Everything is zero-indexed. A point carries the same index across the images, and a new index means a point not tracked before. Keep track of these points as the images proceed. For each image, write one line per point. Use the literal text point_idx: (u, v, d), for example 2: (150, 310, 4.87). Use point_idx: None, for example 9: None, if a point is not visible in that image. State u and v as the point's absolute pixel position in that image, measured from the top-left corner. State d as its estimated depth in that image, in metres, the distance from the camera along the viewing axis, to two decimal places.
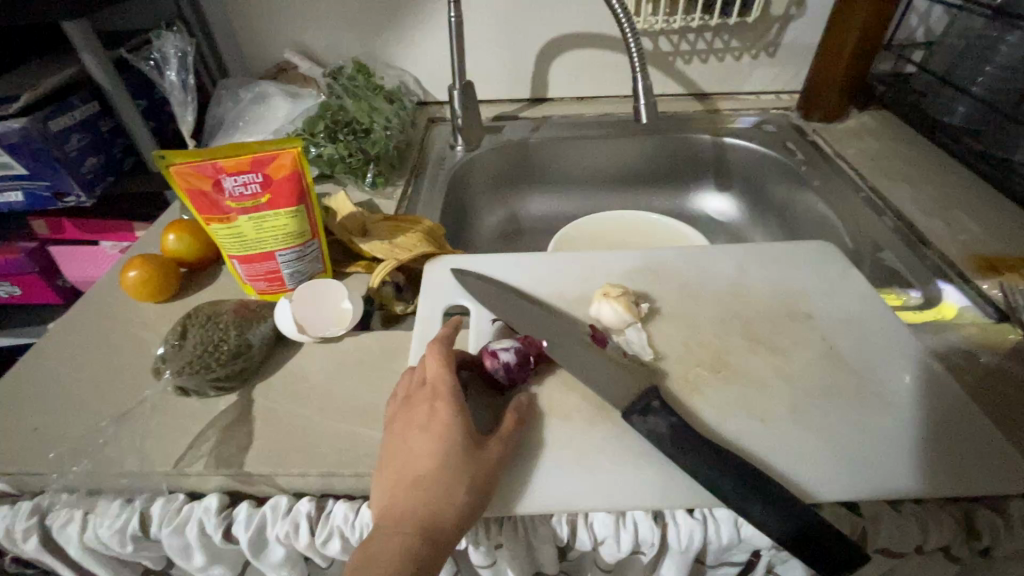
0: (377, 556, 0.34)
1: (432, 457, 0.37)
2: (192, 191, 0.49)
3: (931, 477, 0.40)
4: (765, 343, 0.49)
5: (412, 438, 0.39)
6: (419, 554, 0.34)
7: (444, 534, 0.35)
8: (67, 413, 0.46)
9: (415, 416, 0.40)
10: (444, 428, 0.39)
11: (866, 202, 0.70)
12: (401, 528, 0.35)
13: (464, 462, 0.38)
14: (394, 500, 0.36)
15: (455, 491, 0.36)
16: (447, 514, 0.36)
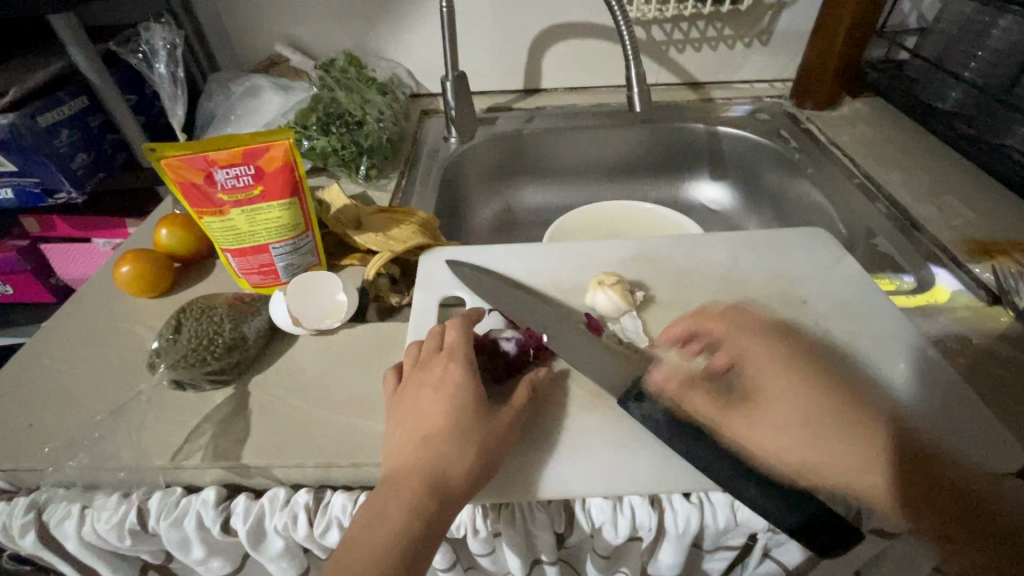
0: (387, 509, 0.35)
1: (444, 417, 0.38)
2: (184, 185, 0.48)
3: (925, 457, 0.40)
4: (760, 328, 0.49)
5: (424, 398, 0.39)
6: (428, 505, 0.35)
7: (454, 492, 0.36)
8: (62, 408, 0.45)
9: (429, 378, 0.41)
10: (457, 392, 0.39)
11: (859, 188, 0.70)
12: (410, 483, 0.35)
13: (476, 422, 0.38)
14: (405, 455, 0.37)
15: (465, 451, 0.37)
16: (457, 473, 0.36)
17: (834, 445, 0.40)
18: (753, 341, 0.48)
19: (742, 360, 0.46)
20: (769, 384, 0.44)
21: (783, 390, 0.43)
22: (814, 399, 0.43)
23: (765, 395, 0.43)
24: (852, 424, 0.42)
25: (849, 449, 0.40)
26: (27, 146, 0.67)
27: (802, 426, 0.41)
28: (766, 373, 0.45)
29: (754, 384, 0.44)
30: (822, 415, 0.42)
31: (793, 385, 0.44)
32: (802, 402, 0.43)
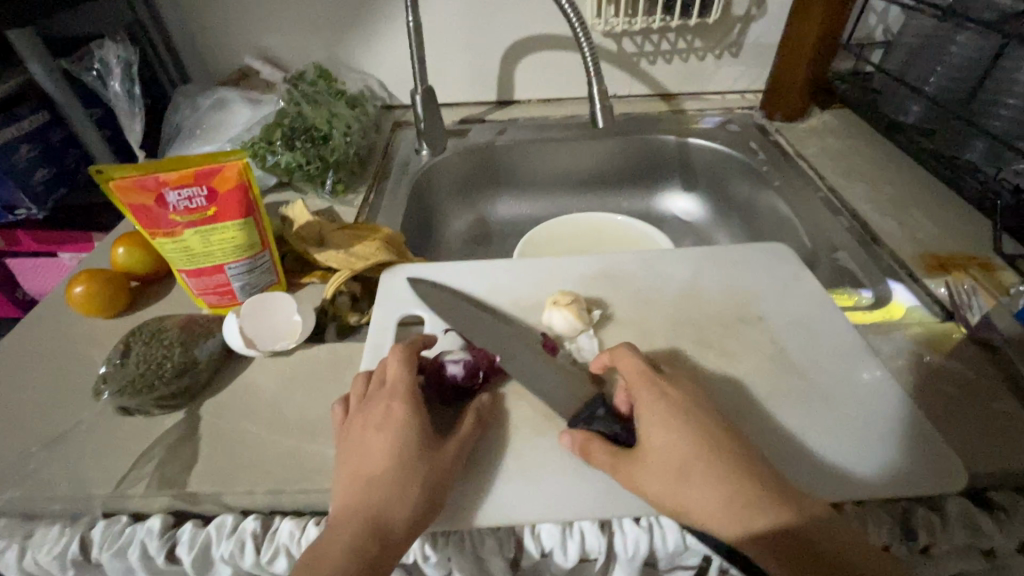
0: (324, 557, 0.34)
1: (386, 456, 0.38)
2: (135, 206, 0.48)
3: (870, 480, 0.41)
4: (715, 347, 0.50)
5: (366, 437, 0.39)
6: (368, 551, 0.34)
7: (397, 534, 0.35)
8: (6, 434, 0.45)
9: (372, 414, 0.40)
10: (399, 428, 0.39)
11: (823, 202, 0.71)
12: (350, 528, 0.35)
13: (420, 460, 0.38)
14: (348, 498, 0.36)
15: (408, 491, 0.37)
16: (399, 512, 0.36)
17: (732, 524, 0.34)
18: (663, 386, 0.41)
19: (645, 411, 0.39)
20: (667, 445, 0.37)
21: (682, 454, 0.36)
22: (721, 467, 0.36)
23: (661, 463, 0.36)
24: (760, 500, 0.34)
25: (748, 532, 0.33)
26: None
27: (698, 499, 0.35)
28: (665, 430, 0.38)
29: (654, 445, 0.37)
30: (718, 487, 0.35)
31: (697, 445, 0.37)
32: (701, 467, 0.35)
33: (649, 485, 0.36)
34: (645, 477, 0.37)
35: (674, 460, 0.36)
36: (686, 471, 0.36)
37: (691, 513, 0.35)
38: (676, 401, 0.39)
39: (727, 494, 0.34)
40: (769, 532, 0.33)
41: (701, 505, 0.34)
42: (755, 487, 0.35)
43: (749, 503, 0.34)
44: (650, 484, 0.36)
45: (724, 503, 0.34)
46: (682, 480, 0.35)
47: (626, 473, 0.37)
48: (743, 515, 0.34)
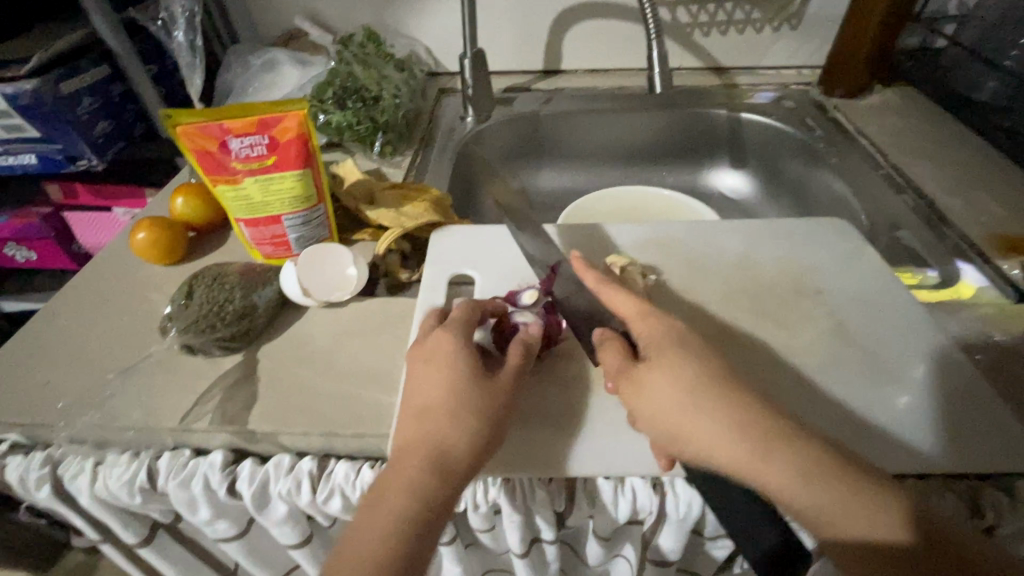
0: (388, 490, 0.35)
1: (439, 389, 0.39)
2: (200, 152, 0.49)
3: (938, 454, 0.39)
4: (773, 317, 0.49)
5: (420, 374, 0.40)
6: (429, 482, 0.35)
7: (456, 465, 0.36)
8: (76, 367, 0.47)
9: (426, 355, 0.41)
10: (450, 362, 0.40)
11: (885, 179, 0.68)
12: (410, 461, 0.36)
13: (475, 394, 0.38)
14: (406, 432, 0.38)
15: (464, 424, 0.37)
16: (456, 448, 0.36)
17: (743, 454, 0.34)
18: (669, 326, 0.41)
19: (654, 344, 0.39)
20: (674, 380, 0.36)
21: (689, 386, 0.36)
22: (731, 403, 0.35)
23: (667, 397, 0.36)
24: (771, 433, 0.34)
25: (759, 464, 0.33)
26: (50, 112, 0.67)
27: (705, 428, 0.35)
28: (675, 361, 0.38)
29: (663, 373, 0.37)
30: (731, 418, 0.35)
31: (707, 380, 0.36)
32: (714, 401, 0.35)
33: (654, 413, 0.36)
34: (649, 404, 0.36)
35: (682, 390, 0.36)
36: (697, 402, 0.35)
37: (704, 448, 0.34)
38: (684, 341, 0.39)
39: (736, 428, 0.34)
40: (782, 463, 0.33)
41: (709, 435, 0.34)
42: (765, 422, 0.35)
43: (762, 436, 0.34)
44: (657, 409, 0.36)
45: (736, 437, 0.34)
46: (692, 410, 0.35)
47: (627, 394, 0.38)
48: (754, 446, 0.34)
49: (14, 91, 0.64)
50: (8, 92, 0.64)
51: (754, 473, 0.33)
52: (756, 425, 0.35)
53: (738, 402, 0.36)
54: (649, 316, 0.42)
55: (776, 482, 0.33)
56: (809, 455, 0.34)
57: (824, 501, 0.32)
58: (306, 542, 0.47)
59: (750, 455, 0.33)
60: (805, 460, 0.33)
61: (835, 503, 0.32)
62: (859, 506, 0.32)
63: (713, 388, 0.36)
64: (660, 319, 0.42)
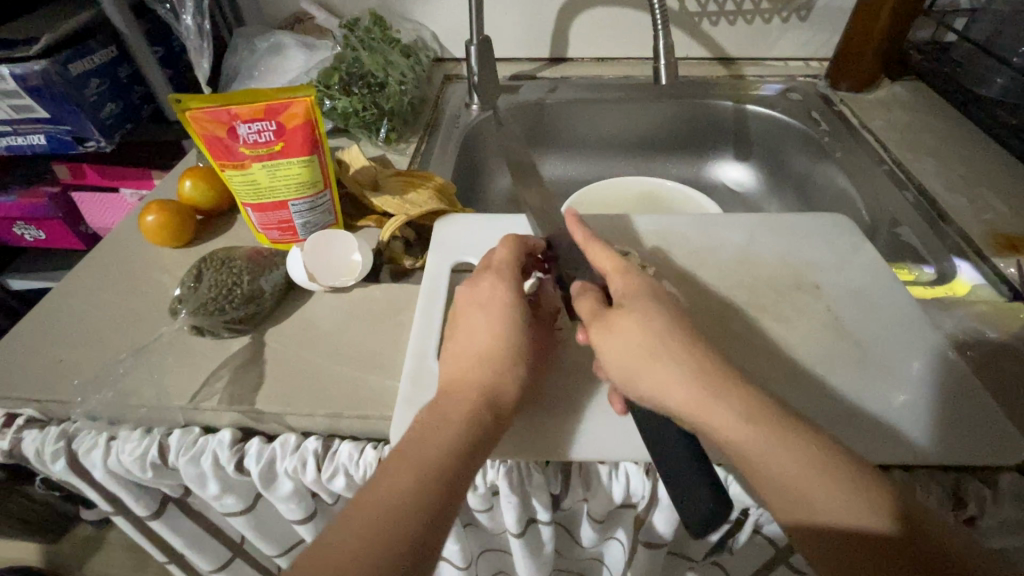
0: (443, 425, 0.37)
1: (495, 334, 0.41)
2: (208, 137, 0.50)
3: (924, 446, 0.41)
4: (768, 310, 0.50)
5: (476, 319, 0.42)
6: (485, 420, 0.38)
7: (505, 409, 0.39)
8: (88, 345, 0.48)
9: (483, 304, 0.43)
10: (505, 310, 0.42)
11: (888, 174, 0.68)
12: (467, 400, 0.38)
13: (526, 345, 0.42)
14: (462, 373, 0.40)
15: (516, 373, 0.41)
16: (508, 393, 0.40)
17: (694, 400, 0.35)
18: (649, 284, 0.43)
19: (630, 298, 0.41)
20: (639, 326, 0.39)
21: (656, 336, 0.38)
22: (697, 358, 0.37)
23: (627, 339, 0.38)
24: (728, 385, 0.36)
25: (703, 404, 0.35)
26: (59, 92, 0.68)
27: (664, 372, 0.36)
28: (646, 314, 0.39)
29: (632, 322, 0.39)
30: (689, 364, 0.36)
31: (676, 333, 0.38)
32: (677, 351, 0.37)
33: (613, 352, 0.39)
34: (614, 345, 0.39)
35: (648, 337, 0.38)
36: (661, 349, 0.37)
37: (656, 388, 0.37)
38: (661, 300, 0.41)
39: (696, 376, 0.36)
40: (727, 407, 0.35)
41: (665, 375, 0.36)
42: (725, 374, 0.36)
43: (720, 391, 0.35)
44: (619, 353, 0.38)
45: (691, 381, 0.36)
46: (655, 357, 0.37)
47: (596, 334, 0.40)
48: (760, 433, 0.34)
49: (22, 71, 0.65)
50: (19, 72, 0.65)
51: (707, 419, 0.35)
52: (710, 372, 0.36)
53: (742, 383, 0.36)
54: (629, 272, 0.43)
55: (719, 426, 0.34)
56: (817, 452, 0.34)
57: (786, 463, 0.33)
58: (310, 519, 0.49)
59: (721, 415, 0.35)
60: (808, 449, 0.34)
61: (820, 484, 0.33)
62: (853, 490, 0.33)
63: (676, 338, 0.38)
64: (639, 277, 0.43)
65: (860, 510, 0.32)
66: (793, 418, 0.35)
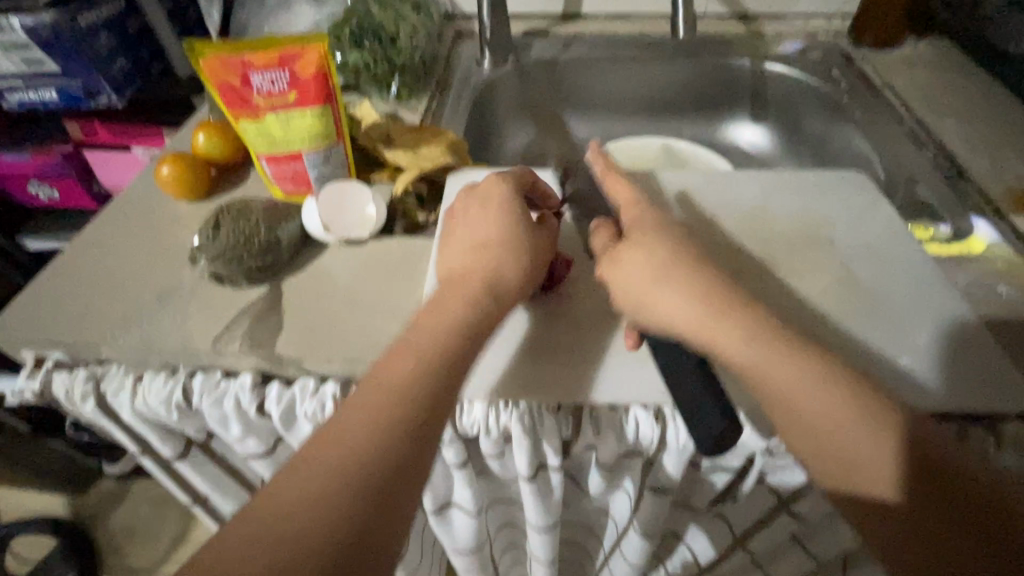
0: (446, 305, 0.40)
1: (493, 229, 0.44)
2: (222, 86, 0.50)
3: (930, 395, 0.41)
4: (781, 264, 0.50)
5: (477, 219, 0.45)
6: (485, 301, 0.41)
7: (507, 290, 0.42)
8: (111, 292, 0.50)
9: (482, 206, 0.46)
10: (502, 211, 0.45)
11: (908, 134, 0.67)
12: (469, 287, 0.41)
13: (527, 237, 0.44)
14: (466, 261, 0.43)
15: (517, 257, 0.43)
16: (509, 276, 0.43)
17: (695, 318, 0.39)
18: (652, 215, 0.47)
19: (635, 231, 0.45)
20: (647, 250, 0.43)
21: (659, 262, 0.42)
22: (698, 279, 0.41)
23: (638, 261, 0.42)
24: (725, 303, 0.39)
25: (710, 323, 0.38)
26: (69, 45, 0.68)
27: (668, 295, 0.40)
28: (651, 243, 0.43)
29: (638, 251, 0.43)
30: (693, 286, 0.40)
31: (677, 259, 0.42)
32: (680, 273, 0.41)
33: (625, 278, 0.42)
34: (625, 274, 0.42)
35: (653, 263, 0.42)
36: (667, 274, 0.41)
37: (664, 309, 0.40)
38: (663, 229, 0.45)
39: (699, 295, 0.40)
40: (734, 328, 0.38)
41: (671, 296, 0.40)
42: (722, 295, 0.40)
43: (721, 308, 0.39)
44: (627, 279, 0.42)
45: (696, 302, 0.39)
46: (659, 282, 0.41)
47: (608, 266, 0.44)
48: (761, 343, 0.37)
49: (32, 24, 0.65)
50: (28, 24, 0.65)
51: (709, 330, 0.38)
52: (715, 293, 0.40)
53: (749, 314, 0.39)
54: (635, 205, 0.48)
55: (727, 340, 0.38)
56: (806, 353, 0.37)
57: (778, 359, 0.37)
58: None
59: (727, 329, 0.38)
60: (801, 358, 0.37)
61: (815, 391, 0.35)
62: (841, 385, 0.35)
63: (681, 261, 0.42)
64: (644, 210, 0.47)
65: (852, 413, 0.35)
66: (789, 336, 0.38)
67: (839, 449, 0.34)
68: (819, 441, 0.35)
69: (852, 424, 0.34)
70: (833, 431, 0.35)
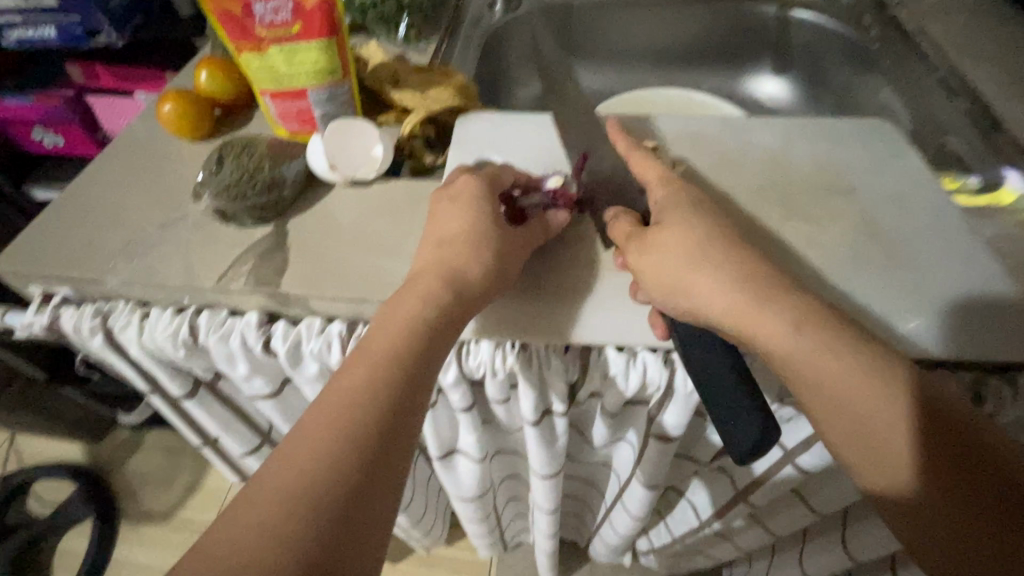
0: (406, 301, 0.39)
1: (462, 224, 0.42)
2: (222, 15, 0.46)
3: (947, 344, 0.41)
4: (800, 212, 0.48)
5: (448, 213, 0.43)
6: (442, 297, 0.39)
7: (469, 288, 0.40)
8: (115, 228, 0.49)
9: (452, 199, 0.44)
10: (474, 204, 0.43)
11: (940, 83, 0.64)
12: (428, 282, 0.40)
13: (494, 232, 0.42)
14: (428, 257, 0.42)
15: (480, 254, 0.41)
16: (471, 273, 0.40)
17: (731, 304, 0.37)
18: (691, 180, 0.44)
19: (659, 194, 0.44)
20: (684, 233, 0.40)
21: (695, 244, 0.40)
22: (733, 266, 0.39)
23: (673, 245, 0.40)
24: (763, 288, 0.37)
25: (746, 311, 0.37)
26: None
27: (703, 278, 0.38)
28: (686, 224, 0.41)
29: (673, 233, 0.40)
30: (728, 272, 0.38)
31: (716, 240, 0.40)
32: (714, 260, 0.39)
33: (657, 263, 0.40)
34: (657, 259, 0.40)
35: (689, 245, 0.40)
36: (700, 257, 0.39)
37: (695, 297, 0.38)
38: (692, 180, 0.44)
39: (735, 281, 0.38)
40: (777, 314, 0.36)
41: (705, 282, 0.38)
42: (759, 276, 0.38)
43: (760, 298, 0.37)
44: (662, 263, 0.40)
45: (734, 289, 0.37)
46: (694, 265, 0.39)
47: (638, 252, 0.41)
48: (804, 337, 0.35)
49: None
50: None
51: (748, 321, 0.37)
52: (754, 281, 0.38)
53: (793, 301, 0.37)
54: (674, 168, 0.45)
55: (768, 332, 0.36)
56: (853, 347, 0.35)
57: (806, 350, 0.35)
58: None
59: (774, 326, 0.36)
60: (850, 351, 0.35)
61: (861, 386, 0.34)
62: (869, 379, 0.34)
63: (716, 243, 0.40)
64: None
65: (888, 405, 0.34)
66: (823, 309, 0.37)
67: (878, 445, 0.34)
68: (863, 439, 0.34)
69: (894, 420, 0.34)
70: (854, 404, 0.34)
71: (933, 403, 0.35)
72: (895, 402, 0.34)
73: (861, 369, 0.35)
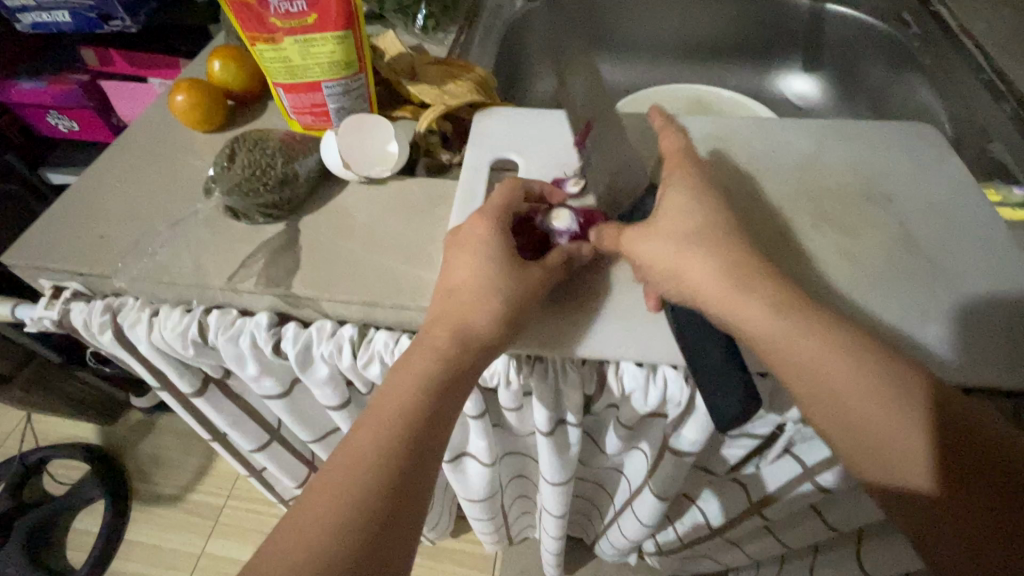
0: (413, 358, 0.37)
1: (471, 269, 0.39)
2: (235, 3, 0.44)
3: (988, 368, 0.39)
4: (834, 222, 0.46)
5: (457, 259, 0.40)
6: (449, 352, 0.37)
7: (478, 338, 0.38)
8: (127, 221, 0.48)
9: (459, 243, 0.41)
10: (483, 246, 0.40)
11: (985, 85, 0.60)
12: (437, 336, 0.37)
13: (505, 278, 0.39)
14: (437, 305, 0.39)
15: (488, 303, 0.38)
16: (480, 324, 0.38)
17: (718, 292, 0.36)
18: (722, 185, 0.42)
19: (681, 196, 0.40)
20: (680, 217, 0.39)
21: (686, 229, 0.38)
22: (727, 257, 0.37)
23: (669, 228, 0.39)
24: (790, 328, 0.35)
25: (733, 301, 0.36)
26: None
27: (696, 262, 0.37)
28: (704, 242, 0.38)
29: (668, 215, 0.39)
30: (718, 257, 0.37)
31: (737, 259, 0.37)
32: (705, 246, 0.37)
33: (648, 247, 0.39)
34: (650, 245, 0.39)
35: (680, 232, 0.38)
36: (691, 241, 0.38)
37: (683, 279, 0.37)
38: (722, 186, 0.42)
39: (725, 268, 0.36)
40: (755, 299, 0.35)
41: (696, 265, 0.37)
42: (783, 304, 0.35)
43: (746, 288, 0.36)
44: (652, 246, 0.38)
45: (719, 276, 0.36)
46: (682, 246, 0.38)
47: (636, 235, 0.40)
48: (823, 361, 0.34)
49: None
50: None
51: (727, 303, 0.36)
52: (752, 276, 0.36)
53: (812, 322, 0.35)
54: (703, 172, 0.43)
55: (758, 326, 0.35)
56: (884, 381, 0.33)
57: (806, 356, 0.34)
58: (344, 406, 0.51)
59: (775, 327, 0.35)
60: (876, 380, 0.33)
61: (887, 424, 0.32)
62: (900, 414, 0.32)
63: (713, 228, 0.38)
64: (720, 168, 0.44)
65: (915, 437, 0.32)
66: (847, 343, 0.34)
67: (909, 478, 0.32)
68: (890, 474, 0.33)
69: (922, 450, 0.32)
70: (885, 442, 0.33)
71: (977, 439, 0.32)
72: (930, 442, 0.32)
73: (889, 403, 0.33)
